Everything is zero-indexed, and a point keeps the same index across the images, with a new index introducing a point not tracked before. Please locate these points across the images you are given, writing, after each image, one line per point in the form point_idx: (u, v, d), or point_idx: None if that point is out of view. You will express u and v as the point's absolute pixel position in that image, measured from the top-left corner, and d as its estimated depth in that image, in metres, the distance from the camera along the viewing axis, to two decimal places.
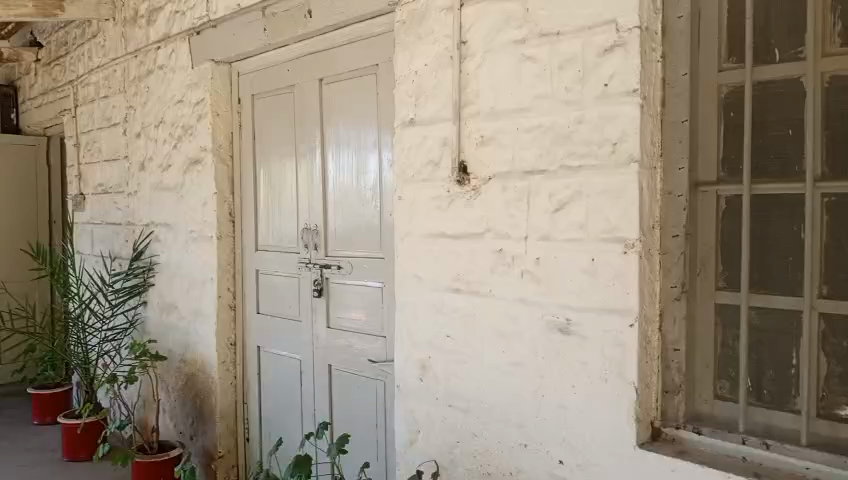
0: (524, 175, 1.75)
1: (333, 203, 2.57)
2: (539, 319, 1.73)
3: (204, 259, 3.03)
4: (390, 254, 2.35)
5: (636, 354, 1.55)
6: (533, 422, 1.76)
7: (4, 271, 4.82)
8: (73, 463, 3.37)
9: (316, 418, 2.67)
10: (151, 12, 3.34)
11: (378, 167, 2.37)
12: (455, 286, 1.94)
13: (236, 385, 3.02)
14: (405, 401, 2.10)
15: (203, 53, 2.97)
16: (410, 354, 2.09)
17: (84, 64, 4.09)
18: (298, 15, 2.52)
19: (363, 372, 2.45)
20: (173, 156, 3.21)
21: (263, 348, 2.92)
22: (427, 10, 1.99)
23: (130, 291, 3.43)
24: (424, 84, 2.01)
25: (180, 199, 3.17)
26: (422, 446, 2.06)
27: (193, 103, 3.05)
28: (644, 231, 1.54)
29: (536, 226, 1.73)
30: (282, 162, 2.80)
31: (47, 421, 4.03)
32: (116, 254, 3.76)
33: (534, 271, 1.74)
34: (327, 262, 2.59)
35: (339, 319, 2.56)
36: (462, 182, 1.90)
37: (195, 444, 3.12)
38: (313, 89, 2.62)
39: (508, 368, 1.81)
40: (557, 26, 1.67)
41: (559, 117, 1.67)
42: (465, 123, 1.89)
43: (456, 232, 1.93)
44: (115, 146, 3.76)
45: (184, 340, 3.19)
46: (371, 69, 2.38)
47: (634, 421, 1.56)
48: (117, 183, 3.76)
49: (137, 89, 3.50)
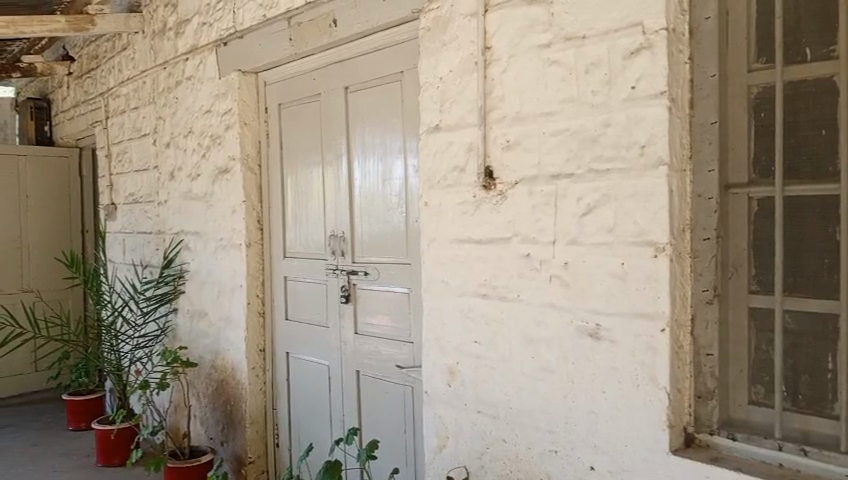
0: (551, 179, 1.74)
1: (360, 210, 2.58)
2: (568, 324, 1.72)
3: (233, 266, 3.07)
4: (416, 260, 2.35)
5: (668, 358, 1.53)
6: (563, 427, 1.74)
7: (40, 280, 4.93)
8: (107, 468, 3.43)
9: (344, 424, 2.68)
10: (179, 24, 3.40)
11: (403, 174, 2.38)
12: (482, 291, 1.94)
13: (265, 391, 3.05)
14: (433, 406, 2.11)
15: (231, 63, 3.02)
16: (438, 360, 2.09)
17: (114, 76, 4.18)
18: (323, 24, 2.54)
19: (390, 377, 2.46)
20: (202, 165, 3.26)
21: (291, 354, 2.95)
22: (451, 16, 2.00)
23: (161, 298, 3.49)
24: (449, 90, 2.01)
25: (209, 207, 3.22)
26: (451, 452, 2.06)
27: (221, 113, 3.09)
28: (675, 235, 1.53)
29: (563, 230, 1.72)
30: (309, 170, 2.82)
31: (82, 427, 4.09)
32: (147, 262, 3.83)
33: (562, 276, 1.73)
34: (354, 269, 2.60)
35: (366, 325, 2.57)
36: (488, 186, 1.90)
37: (226, 450, 3.15)
38: (339, 97, 2.64)
39: (536, 373, 1.80)
40: (582, 30, 1.67)
41: (585, 120, 1.66)
42: (490, 128, 1.89)
43: (482, 237, 1.93)
44: (145, 156, 3.83)
45: (214, 346, 3.23)
46: (396, 76, 2.40)
47: (667, 426, 1.54)
48: (147, 192, 3.82)
49: (166, 100, 3.57)
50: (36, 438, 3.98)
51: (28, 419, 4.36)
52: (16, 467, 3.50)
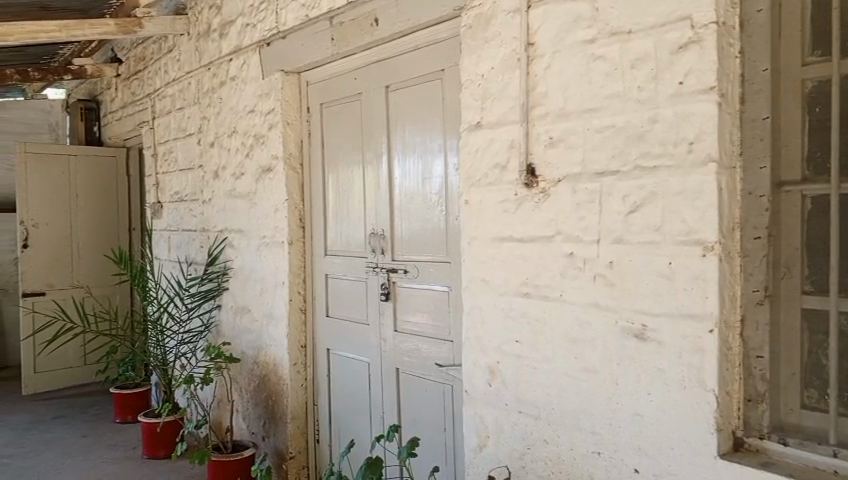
0: (595, 177, 1.72)
1: (400, 209, 2.58)
2: (613, 325, 1.69)
3: (276, 264, 3.11)
4: (456, 258, 2.34)
5: (717, 360, 1.50)
6: (606, 429, 1.72)
7: (89, 276, 5.08)
8: (153, 460, 3.52)
9: (384, 421, 2.69)
10: (224, 25, 3.45)
11: (444, 172, 2.37)
12: (523, 290, 1.92)
13: (306, 386, 3.08)
14: (474, 405, 2.10)
15: (274, 64, 3.06)
16: (478, 359, 2.08)
17: (161, 77, 4.27)
18: (365, 23, 2.55)
19: (429, 376, 2.46)
20: (246, 164, 3.31)
21: (332, 350, 2.97)
22: (494, 13, 1.98)
23: (205, 294, 3.56)
24: (491, 87, 2.00)
25: (253, 205, 3.27)
26: (492, 451, 2.04)
27: (264, 112, 3.14)
28: (724, 234, 1.49)
29: (608, 229, 1.69)
30: (350, 169, 2.84)
31: (129, 419, 4.20)
32: (192, 260, 3.90)
33: (607, 275, 1.70)
34: (394, 266, 2.61)
35: (406, 323, 2.57)
36: (530, 184, 1.88)
37: (268, 445, 3.20)
38: (380, 96, 2.65)
39: (580, 374, 1.78)
40: (628, 25, 1.64)
41: (631, 116, 1.64)
42: (533, 124, 1.87)
43: (524, 235, 1.91)
44: (190, 156, 3.91)
45: (257, 342, 3.28)
46: (436, 74, 2.39)
47: (715, 430, 1.50)
48: (193, 191, 3.90)
49: (211, 100, 3.63)
50: (86, 430, 4.11)
51: (78, 411, 4.50)
52: (66, 458, 3.61)
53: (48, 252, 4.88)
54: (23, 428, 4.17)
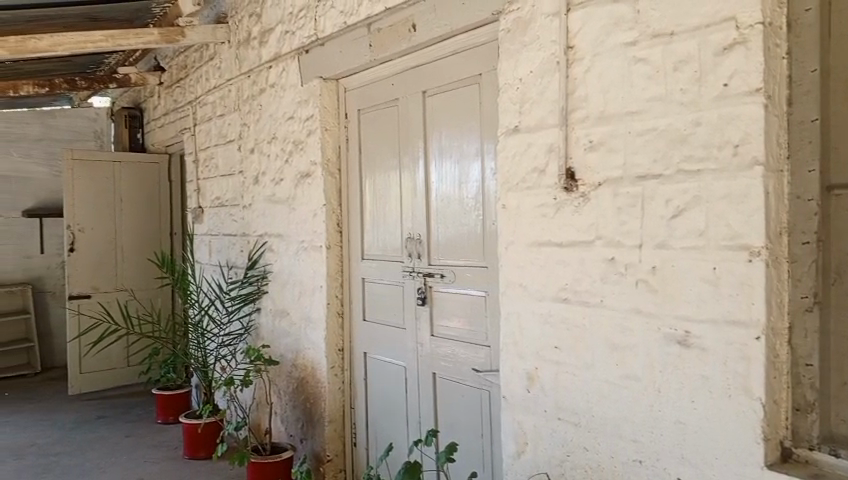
0: (636, 180, 1.70)
1: (437, 213, 2.59)
2: (656, 331, 1.67)
3: (314, 268, 3.13)
4: (494, 263, 2.33)
5: (764, 368, 1.46)
6: (648, 437, 1.69)
7: (133, 279, 5.20)
8: (193, 461, 3.58)
9: (421, 426, 2.69)
10: (264, 33, 3.51)
11: (481, 176, 2.36)
12: (562, 296, 1.90)
13: (344, 389, 3.10)
14: (512, 411, 2.08)
15: (312, 70, 3.10)
16: (516, 365, 2.06)
17: (202, 85, 4.36)
18: (402, 29, 2.56)
19: (466, 380, 2.45)
20: (285, 169, 3.36)
21: (369, 354, 2.99)
22: (533, 16, 1.97)
23: (245, 298, 3.62)
24: (529, 90, 1.99)
25: (292, 209, 3.31)
26: (531, 458, 2.03)
27: (303, 119, 3.17)
28: (771, 238, 1.46)
29: (650, 233, 1.67)
30: (387, 174, 2.85)
31: (170, 420, 4.28)
32: (232, 263, 3.97)
33: (649, 280, 1.67)
34: (431, 271, 2.61)
35: (443, 327, 2.57)
36: (570, 188, 1.86)
37: (306, 447, 3.23)
38: (417, 102, 2.66)
39: (620, 380, 1.75)
40: (670, 27, 1.61)
41: (674, 119, 1.61)
42: (572, 128, 1.85)
43: (563, 240, 1.89)
44: (231, 162, 3.97)
45: (295, 345, 3.32)
46: (474, 79, 2.39)
47: (762, 439, 1.46)
48: (233, 196, 3.97)
49: (251, 107, 3.69)
50: (129, 430, 4.20)
51: (121, 411, 4.61)
52: (110, 457, 3.70)
53: (94, 255, 5.01)
54: (70, 428, 4.29)
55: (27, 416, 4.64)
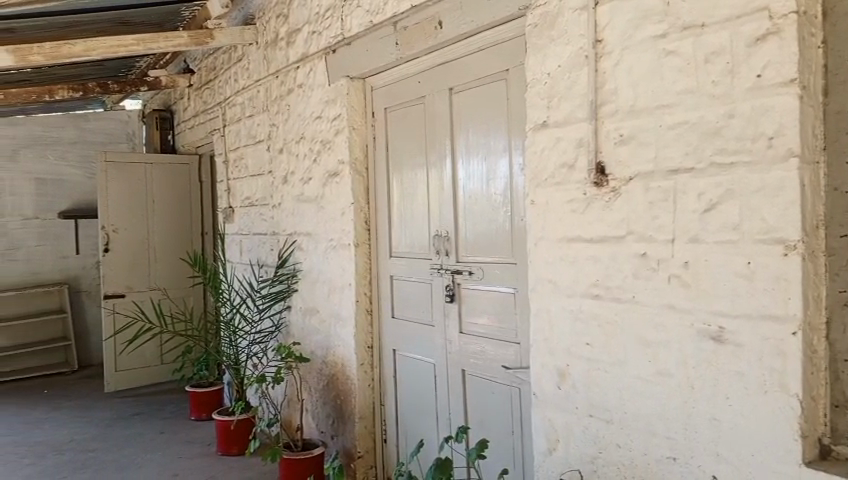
0: (668, 174, 1.68)
1: (464, 210, 2.59)
2: (689, 327, 1.64)
3: (343, 266, 3.16)
4: (522, 259, 2.32)
5: (801, 364, 1.43)
6: (682, 435, 1.67)
7: (166, 279, 5.30)
8: (227, 457, 3.63)
9: (452, 423, 2.69)
10: (291, 34, 3.54)
11: (508, 172, 2.35)
12: (593, 292, 1.89)
13: (373, 387, 3.12)
14: (543, 408, 2.08)
15: (339, 70, 3.12)
16: (546, 362, 2.06)
17: (231, 86, 4.41)
18: (428, 27, 2.57)
19: (496, 378, 2.45)
20: (313, 169, 3.39)
21: (398, 351, 3.00)
22: (560, 11, 1.96)
23: (275, 296, 3.66)
24: (557, 85, 1.98)
25: (321, 208, 3.34)
26: (562, 455, 2.02)
27: (331, 118, 3.20)
28: (807, 232, 1.43)
29: (683, 227, 1.65)
30: (414, 171, 2.86)
31: (203, 417, 4.35)
32: (263, 262, 4.02)
33: (682, 275, 1.65)
34: (459, 268, 2.61)
35: (472, 325, 2.57)
36: (600, 183, 1.85)
37: (336, 444, 3.27)
38: (444, 99, 2.65)
39: (654, 377, 1.74)
40: (701, 18, 1.59)
41: (706, 112, 1.59)
42: (602, 123, 1.84)
43: (594, 236, 1.88)
44: (260, 162, 4.02)
45: (325, 342, 3.35)
46: (501, 75, 2.38)
47: (799, 436, 1.43)
48: (263, 196, 4.01)
49: (280, 107, 3.73)
50: (164, 426, 4.27)
51: (156, 408, 4.69)
52: (146, 453, 3.77)
53: (127, 255, 5.11)
54: (106, 424, 4.38)
55: (65, 413, 4.75)
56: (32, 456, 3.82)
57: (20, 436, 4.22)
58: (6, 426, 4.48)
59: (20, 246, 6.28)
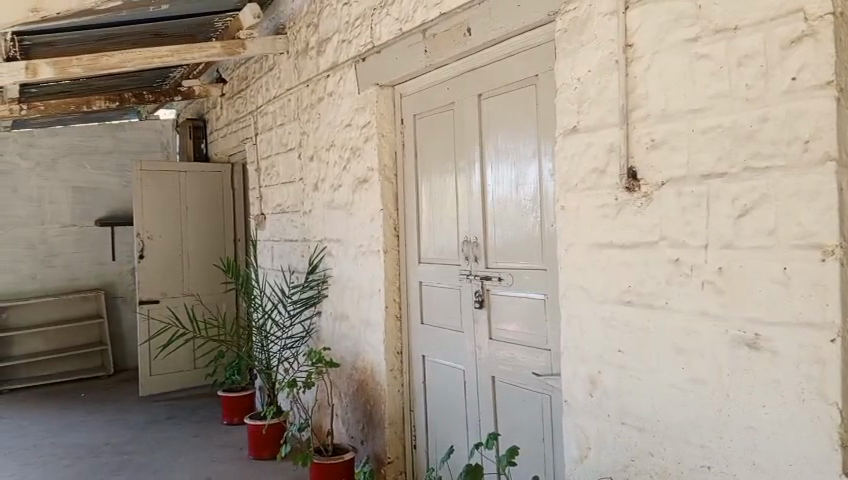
0: (701, 179, 1.66)
1: (493, 216, 2.59)
2: (723, 334, 1.62)
3: (372, 271, 3.20)
4: (552, 265, 2.31)
5: (840, 372, 1.40)
6: (717, 444, 1.64)
7: (199, 284, 5.38)
8: (258, 461, 3.67)
9: (481, 430, 2.68)
10: (321, 43, 3.59)
11: (538, 177, 2.35)
12: (626, 298, 1.87)
13: (403, 392, 3.14)
14: (573, 415, 2.06)
15: (369, 77, 3.15)
16: (577, 368, 2.04)
17: (262, 95, 4.48)
18: (457, 33, 2.58)
19: (526, 384, 2.44)
20: (343, 176, 3.42)
21: (427, 357, 3.01)
22: (589, 16, 1.96)
23: (306, 301, 3.71)
24: (588, 90, 1.97)
25: (350, 215, 3.37)
26: (593, 463, 2.00)
27: (360, 126, 3.23)
28: (846, 236, 1.40)
29: (717, 233, 1.62)
30: (443, 178, 2.87)
31: (235, 421, 4.40)
32: (294, 268, 4.07)
33: (716, 281, 1.63)
34: (488, 274, 2.61)
35: (500, 330, 2.57)
36: (632, 189, 1.83)
37: (366, 448, 3.29)
38: (473, 105, 2.66)
39: (687, 384, 1.71)
40: (733, 21, 1.57)
41: (739, 116, 1.57)
42: (633, 127, 1.83)
43: (626, 241, 1.86)
44: (291, 170, 4.08)
45: (355, 348, 3.37)
46: (530, 80, 2.38)
47: (839, 446, 1.40)
48: (293, 203, 4.06)
49: (310, 115, 3.78)
50: (197, 430, 4.34)
51: (189, 412, 4.76)
52: (179, 456, 3.83)
53: (162, 261, 5.20)
54: (142, 428, 4.46)
55: (101, 416, 4.85)
56: (70, 457, 3.91)
57: (59, 438, 4.32)
58: (45, 428, 4.59)
59: (59, 252, 6.45)
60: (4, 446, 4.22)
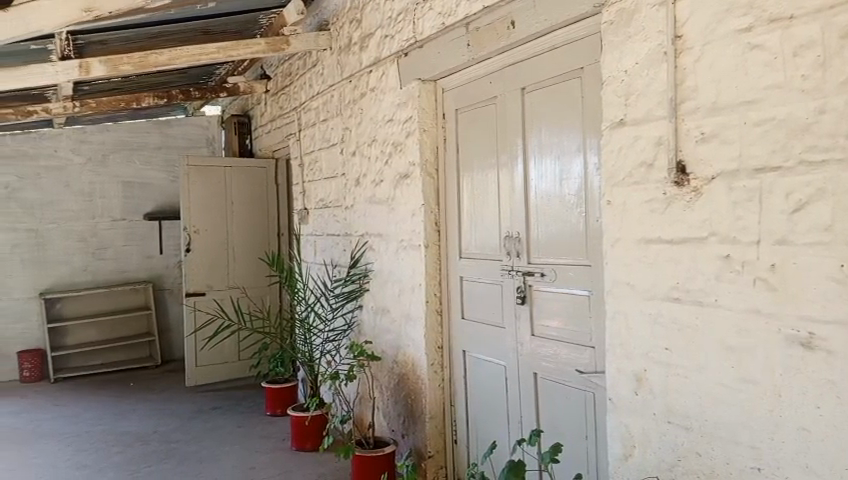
0: (753, 173, 1.61)
1: (535, 211, 2.56)
2: (776, 333, 1.58)
3: (413, 266, 3.20)
4: (597, 261, 2.27)
5: None
6: (768, 444, 1.60)
7: (243, 277, 5.48)
8: (301, 452, 3.72)
9: (523, 427, 2.66)
10: (364, 39, 3.61)
11: (583, 171, 2.31)
12: (674, 295, 1.83)
13: (444, 387, 3.14)
14: (618, 414, 2.03)
15: (411, 73, 3.15)
16: (623, 367, 2.01)
17: (306, 91, 4.53)
18: (501, 26, 2.56)
19: (570, 382, 2.41)
20: (384, 171, 3.44)
21: (468, 352, 3.01)
22: (637, 7, 1.92)
23: (348, 295, 3.75)
24: (635, 83, 1.93)
25: (392, 209, 3.38)
26: (639, 462, 1.97)
27: (402, 121, 3.24)
28: None
29: (770, 229, 1.58)
30: (485, 173, 2.85)
31: (278, 412, 4.47)
32: (336, 263, 4.11)
33: (768, 279, 1.59)
34: (531, 270, 2.59)
35: (543, 327, 2.55)
36: (680, 183, 1.79)
37: (407, 442, 3.31)
38: (516, 99, 2.64)
39: (737, 383, 1.67)
40: (790, 9, 1.52)
41: (794, 108, 1.52)
42: (682, 121, 1.79)
43: (674, 237, 1.82)
44: (334, 165, 4.11)
45: (396, 342, 3.39)
46: (575, 73, 2.34)
47: None
48: (336, 198, 4.10)
49: (353, 111, 3.80)
50: (242, 420, 4.43)
51: (234, 403, 4.86)
52: (225, 445, 3.92)
53: (207, 255, 5.31)
54: (188, 417, 4.57)
55: (150, 405, 4.99)
56: (120, 444, 4.03)
57: (110, 426, 4.47)
58: (97, 415, 4.75)
59: (109, 245, 6.65)
60: (59, 432, 4.38)
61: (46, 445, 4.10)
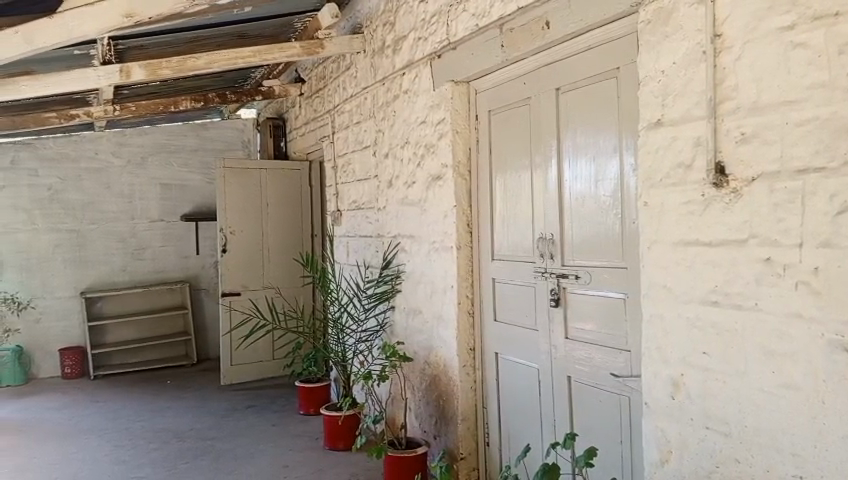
0: (796, 174, 1.57)
1: (569, 212, 2.54)
2: (820, 338, 1.53)
3: (445, 268, 3.21)
4: (633, 263, 2.24)
5: None
6: (811, 452, 1.56)
7: (277, 277, 5.55)
8: (333, 452, 3.75)
9: (557, 429, 2.64)
10: (397, 41, 3.63)
11: (618, 173, 2.29)
12: (713, 298, 1.80)
13: (475, 388, 3.14)
14: (655, 418, 2.00)
15: (444, 75, 3.16)
16: (659, 370, 1.99)
17: (339, 94, 4.57)
18: (536, 27, 2.55)
19: (604, 385, 2.39)
20: (417, 173, 3.45)
21: (501, 354, 2.99)
22: (675, 6, 1.89)
23: (380, 296, 3.78)
24: (672, 83, 1.91)
25: (424, 211, 3.39)
26: (676, 467, 1.94)
27: (435, 123, 3.25)
28: None
29: (813, 231, 1.54)
30: (519, 174, 2.83)
31: (311, 412, 4.51)
32: (369, 263, 4.14)
33: (812, 282, 1.55)
34: (565, 272, 2.56)
35: (577, 330, 2.52)
36: (720, 184, 1.76)
37: (439, 443, 3.32)
38: (551, 99, 2.62)
39: (779, 390, 1.63)
40: (835, 6, 1.48)
41: (840, 107, 1.48)
42: (721, 121, 1.75)
43: (713, 239, 1.79)
44: (367, 167, 4.14)
45: (428, 343, 3.40)
46: (611, 73, 2.32)
47: None
48: (369, 200, 4.13)
49: (386, 113, 3.82)
50: (276, 419, 4.48)
51: (268, 402, 4.92)
52: (259, 443, 3.97)
53: (243, 255, 5.39)
54: (223, 415, 4.64)
55: (186, 402, 5.08)
56: (158, 441, 4.11)
57: (148, 423, 4.56)
58: (135, 412, 4.85)
59: (148, 246, 6.79)
60: (99, 428, 4.48)
61: (87, 440, 4.20)
